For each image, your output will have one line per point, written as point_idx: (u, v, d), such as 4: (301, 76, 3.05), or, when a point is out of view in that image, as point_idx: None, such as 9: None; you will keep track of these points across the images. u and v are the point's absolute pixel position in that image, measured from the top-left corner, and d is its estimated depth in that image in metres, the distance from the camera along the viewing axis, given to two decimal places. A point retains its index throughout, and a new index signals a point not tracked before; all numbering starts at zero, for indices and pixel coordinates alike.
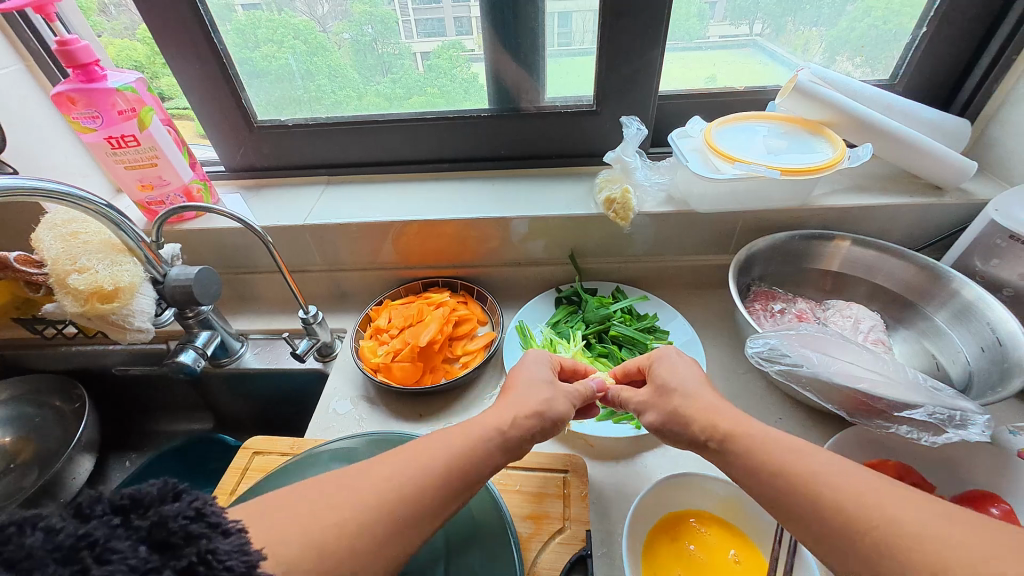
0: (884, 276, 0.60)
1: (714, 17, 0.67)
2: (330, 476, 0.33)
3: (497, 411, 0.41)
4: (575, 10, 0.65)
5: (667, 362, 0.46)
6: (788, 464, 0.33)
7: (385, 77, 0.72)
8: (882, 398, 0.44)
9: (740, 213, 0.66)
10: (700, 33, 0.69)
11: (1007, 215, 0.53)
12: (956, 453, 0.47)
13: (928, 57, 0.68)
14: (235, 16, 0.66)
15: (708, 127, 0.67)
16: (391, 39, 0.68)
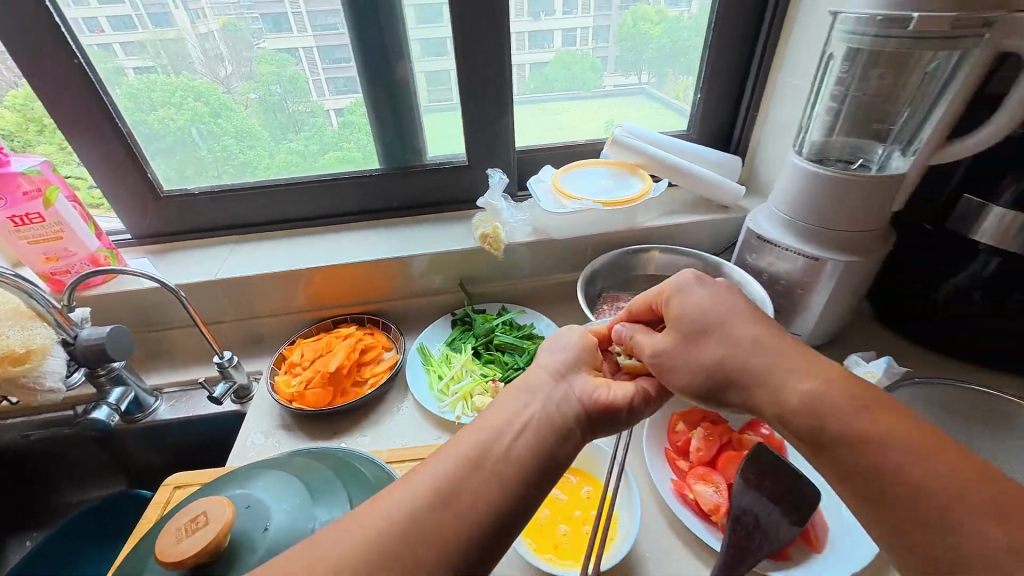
0: (688, 272, 0.79)
1: (607, 70, 0.88)
2: (371, 514, 0.36)
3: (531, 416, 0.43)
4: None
5: (671, 287, 0.50)
6: (854, 463, 0.38)
7: (296, 134, 0.83)
8: None
9: (588, 238, 0.84)
10: (597, 82, 0.90)
11: (755, 223, 0.76)
12: None
13: (706, 113, 0.92)
14: (126, 79, 0.74)
15: (556, 173, 0.86)
16: (302, 97, 0.80)
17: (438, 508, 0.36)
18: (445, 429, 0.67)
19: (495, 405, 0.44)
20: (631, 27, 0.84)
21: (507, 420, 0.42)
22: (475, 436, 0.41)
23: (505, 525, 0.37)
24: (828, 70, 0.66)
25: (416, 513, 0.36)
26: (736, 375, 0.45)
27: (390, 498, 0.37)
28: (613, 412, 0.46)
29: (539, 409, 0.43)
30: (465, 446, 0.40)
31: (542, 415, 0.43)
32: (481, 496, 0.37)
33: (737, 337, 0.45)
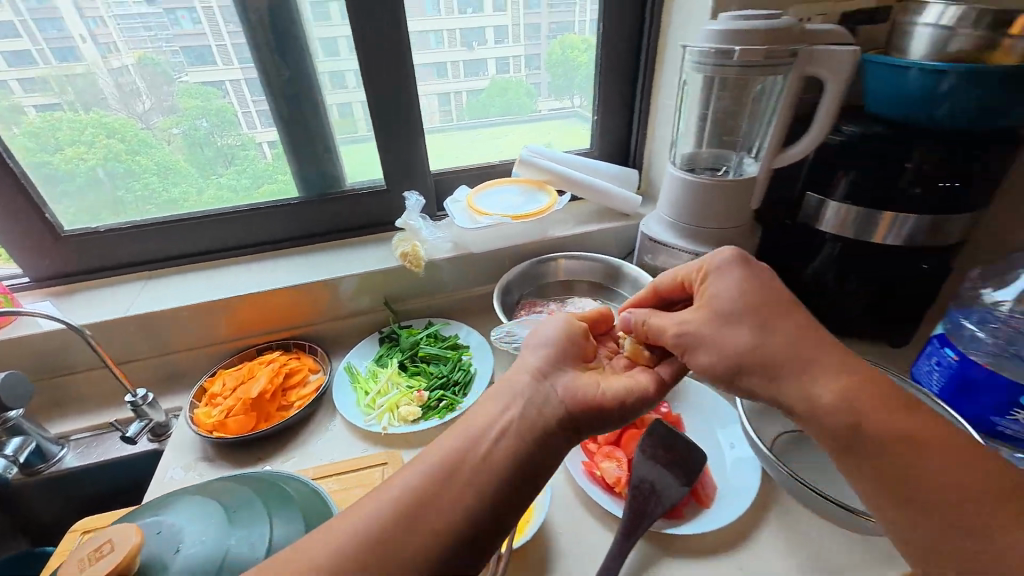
0: (591, 273, 0.87)
1: (541, 94, 0.98)
2: (347, 525, 0.37)
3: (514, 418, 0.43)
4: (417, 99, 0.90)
5: (711, 265, 0.51)
6: (883, 460, 0.40)
7: (226, 167, 0.85)
8: None
9: (504, 250, 0.91)
10: (533, 106, 1.00)
11: (648, 227, 0.85)
12: None
13: (604, 133, 1.02)
14: (26, 118, 0.74)
15: (470, 193, 0.92)
16: (233, 131, 0.83)
17: (408, 519, 0.37)
18: (372, 442, 0.69)
19: (480, 403, 0.45)
20: (560, 55, 0.94)
21: (488, 420, 0.43)
22: (451, 440, 0.42)
23: (480, 530, 0.38)
24: (688, 92, 0.78)
25: (390, 523, 0.37)
26: (761, 364, 0.45)
27: (364, 509, 0.38)
28: (607, 405, 0.47)
29: (522, 405, 0.44)
30: (442, 449, 0.41)
31: (523, 412, 0.44)
32: (453, 503, 0.38)
33: (777, 324, 0.46)
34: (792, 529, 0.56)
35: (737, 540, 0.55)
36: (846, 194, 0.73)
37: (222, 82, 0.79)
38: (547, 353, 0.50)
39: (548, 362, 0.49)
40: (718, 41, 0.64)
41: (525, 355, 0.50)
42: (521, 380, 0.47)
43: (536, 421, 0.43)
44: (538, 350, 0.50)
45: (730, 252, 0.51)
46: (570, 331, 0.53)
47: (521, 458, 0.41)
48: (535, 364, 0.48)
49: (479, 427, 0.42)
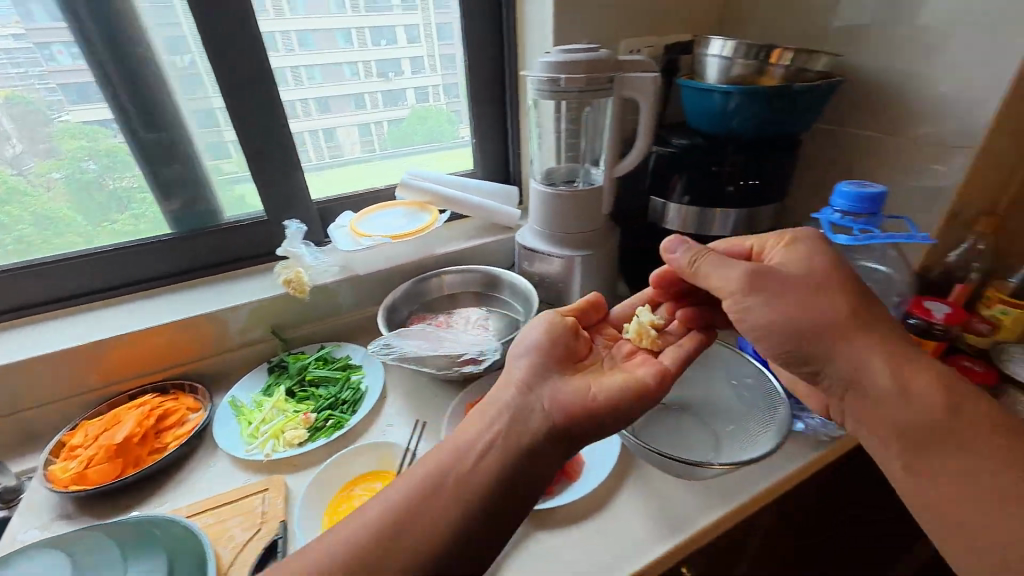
0: (474, 284, 0.93)
1: (460, 123, 1.09)
2: (350, 526, 0.42)
3: (514, 428, 0.49)
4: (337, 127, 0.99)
5: (790, 236, 0.54)
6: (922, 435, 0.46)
7: (121, 212, 0.87)
8: (449, 354, 0.72)
9: (391, 270, 0.94)
10: (453, 133, 1.10)
11: (522, 236, 0.93)
12: None
13: (484, 154, 1.09)
14: None
15: (354, 218, 0.95)
16: (126, 172, 0.85)
17: (409, 520, 0.42)
18: (255, 471, 0.68)
19: (479, 409, 0.52)
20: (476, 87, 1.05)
21: (479, 429, 0.49)
22: (446, 448, 0.48)
23: (475, 527, 0.43)
24: (534, 113, 0.87)
25: (396, 519, 0.42)
26: (817, 335, 0.49)
27: (363, 511, 0.44)
28: (600, 405, 0.52)
29: (509, 411, 0.51)
30: (435, 457, 0.47)
31: (509, 419, 0.50)
32: (446, 504, 0.44)
33: (836, 301, 0.49)
34: (647, 487, 0.64)
35: (601, 504, 0.62)
36: (683, 198, 0.87)
37: (109, 121, 0.82)
38: (538, 357, 0.58)
39: (534, 368, 0.56)
40: (551, 71, 0.73)
41: (514, 363, 0.58)
42: (510, 387, 0.54)
43: (522, 429, 0.49)
44: (529, 354, 0.58)
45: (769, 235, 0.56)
46: (558, 334, 0.61)
47: (506, 466, 0.47)
48: (523, 368, 0.56)
49: (471, 434, 0.49)
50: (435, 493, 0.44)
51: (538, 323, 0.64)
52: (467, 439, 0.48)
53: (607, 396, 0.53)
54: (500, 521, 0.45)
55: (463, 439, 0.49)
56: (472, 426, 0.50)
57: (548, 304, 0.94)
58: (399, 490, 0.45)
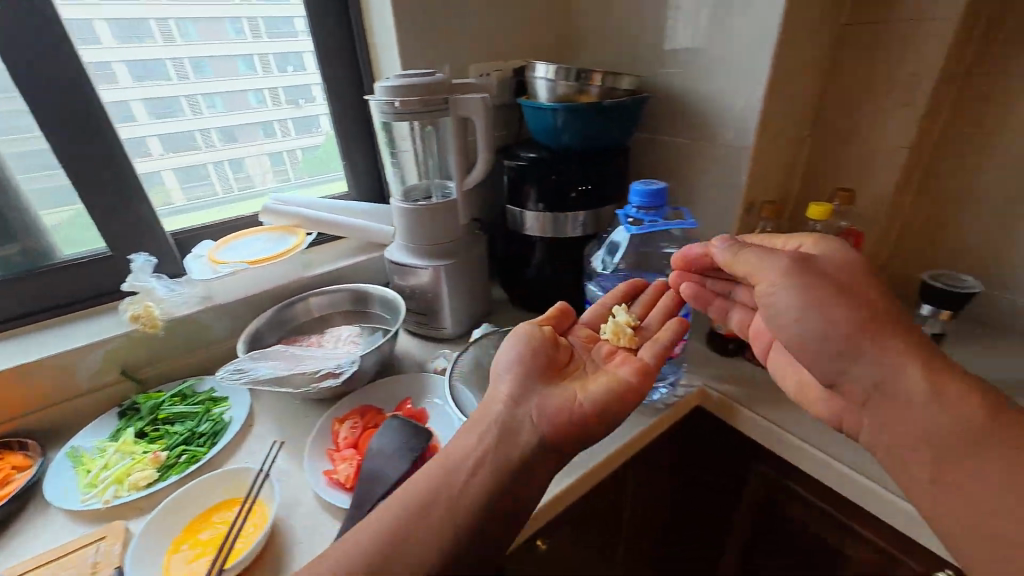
0: (344, 302, 0.94)
1: None
2: (358, 539, 0.49)
3: (501, 440, 0.58)
4: (245, 158, 1.04)
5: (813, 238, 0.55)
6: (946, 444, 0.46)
7: None
8: (302, 374, 0.73)
9: (259, 297, 0.93)
10: None
11: (391, 252, 0.97)
12: (397, 384, 0.84)
13: (357, 176, 1.12)
14: None
15: (212, 248, 0.94)
16: None
17: (409, 529, 0.50)
18: (93, 520, 0.63)
19: (473, 422, 0.61)
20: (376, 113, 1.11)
21: (481, 437, 0.59)
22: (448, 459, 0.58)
23: (471, 524, 0.53)
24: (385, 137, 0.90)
25: (398, 527, 0.50)
26: (851, 340, 0.48)
27: (368, 522, 0.50)
28: (583, 406, 0.61)
29: (504, 419, 0.60)
30: (441, 463, 0.57)
31: (504, 427, 0.60)
32: (441, 507, 0.52)
33: (866, 298, 0.49)
34: None
35: None
36: (538, 206, 0.95)
37: None
38: (523, 370, 0.65)
39: (519, 379, 0.64)
40: (389, 96, 0.78)
41: (500, 378, 0.66)
42: (503, 399, 0.63)
43: (519, 435, 0.59)
44: (511, 365, 0.66)
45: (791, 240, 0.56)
46: (539, 344, 0.68)
47: (511, 469, 0.57)
48: (510, 379, 0.64)
49: (474, 441, 0.59)
50: (435, 501, 0.53)
51: (517, 334, 0.71)
52: (464, 453, 0.57)
53: (591, 396, 0.62)
54: (499, 519, 0.55)
55: (461, 449, 0.58)
56: (463, 441, 0.59)
57: (424, 314, 0.98)
58: (400, 499, 0.53)
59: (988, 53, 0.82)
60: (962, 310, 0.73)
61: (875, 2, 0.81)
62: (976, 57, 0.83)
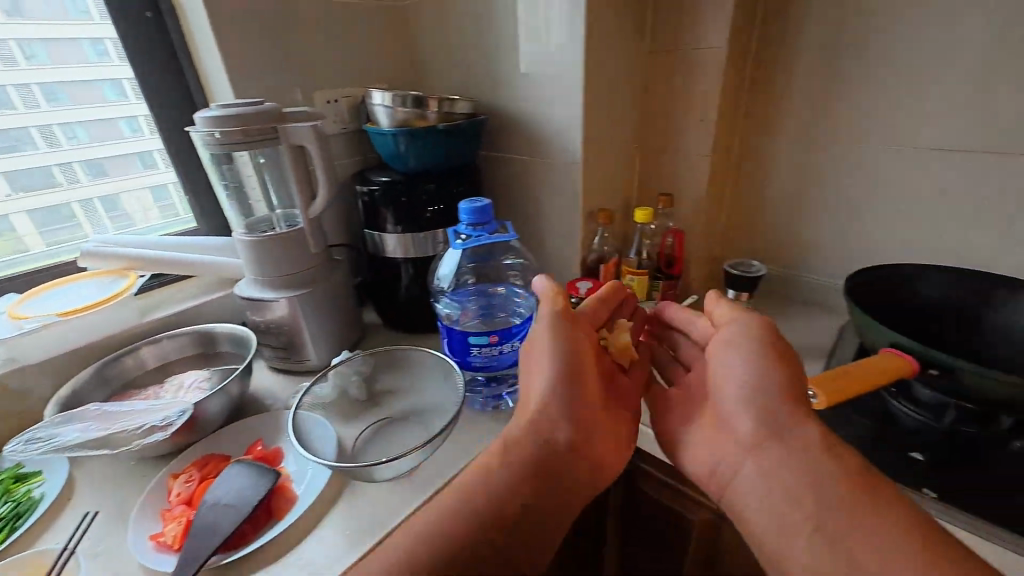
0: (188, 346, 0.89)
1: None
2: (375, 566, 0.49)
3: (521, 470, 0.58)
4: (120, 194, 0.98)
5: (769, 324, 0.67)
6: (827, 488, 0.51)
7: None
8: (117, 434, 0.66)
9: (81, 352, 0.83)
10: None
11: (241, 287, 0.91)
12: (251, 425, 0.79)
13: (203, 210, 1.05)
14: None
15: (15, 302, 0.83)
16: None
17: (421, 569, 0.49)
18: None
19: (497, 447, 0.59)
20: None
21: (525, 466, 0.58)
22: (482, 500, 0.55)
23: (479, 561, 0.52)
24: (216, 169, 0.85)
25: (412, 562, 0.49)
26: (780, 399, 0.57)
27: (374, 559, 0.50)
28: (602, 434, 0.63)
29: (547, 451, 0.59)
30: (479, 500, 0.55)
31: (547, 456, 0.59)
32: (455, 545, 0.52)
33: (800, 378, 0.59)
34: (351, 504, 0.66)
35: (299, 538, 0.62)
36: (397, 227, 0.96)
37: None
38: (563, 394, 0.61)
39: (563, 404, 0.60)
40: (209, 127, 0.75)
41: (534, 394, 0.62)
42: (547, 425, 0.60)
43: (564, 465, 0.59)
44: (547, 382, 0.62)
45: (732, 323, 0.66)
46: (579, 359, 0.63)
47: (552, 503, 0.58)
48: (552, 405, 0.60)
49: (511, 471, 0.58)
50: (450, 531, 0.53)
51: (541, 339, 0.65)
52: (480, 484, 0.57)
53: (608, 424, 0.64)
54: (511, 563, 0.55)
55: (478, 481, 0.57)
56: (475, 473, 0.58)
57: (285, 348, 0.93)
58: (408, 536, 0.52)
59: (764, 86, 1.00)
60: (755, 291, 0.85)
61: (669, 35, 0.94)
62: (756, 89, 1.01)
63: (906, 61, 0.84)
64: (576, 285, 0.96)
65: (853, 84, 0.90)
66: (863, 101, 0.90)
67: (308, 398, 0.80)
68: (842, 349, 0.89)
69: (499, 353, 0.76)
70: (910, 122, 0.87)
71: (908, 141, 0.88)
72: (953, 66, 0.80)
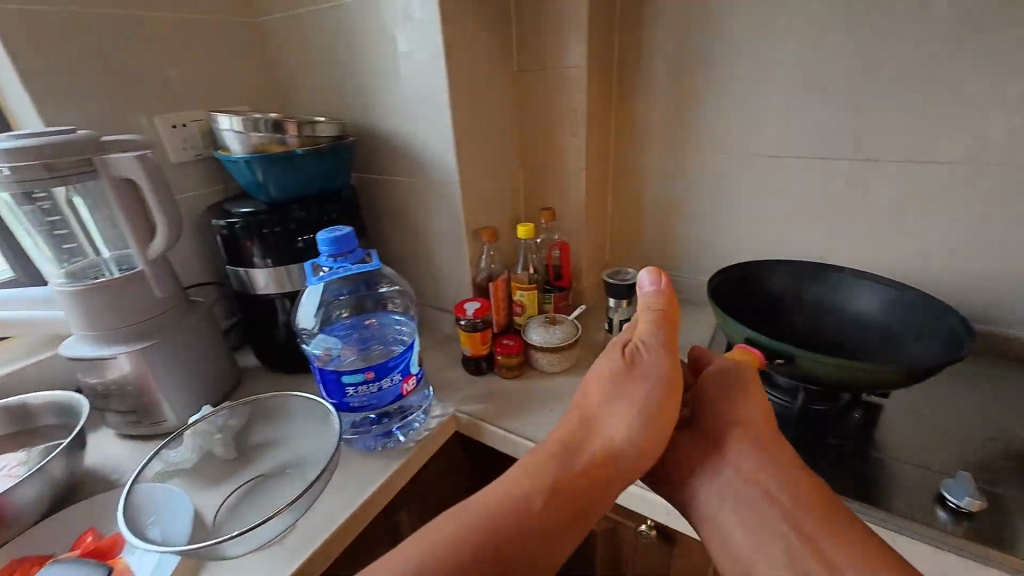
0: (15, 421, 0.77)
1: None
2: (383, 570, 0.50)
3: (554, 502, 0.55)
4: None
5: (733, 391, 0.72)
6: (808, 502, 0.55)
7: None
8: None
9: None
10: None
11: (66, 346, 0.78)
12: (81, 509, 0.67)
13: (22, 256, 0.89)
14: None
15: None
16: None
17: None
18: None
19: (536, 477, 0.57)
20: None
21: (571, 499, 0.56)
22: (515, 525, 0.53)
23: None
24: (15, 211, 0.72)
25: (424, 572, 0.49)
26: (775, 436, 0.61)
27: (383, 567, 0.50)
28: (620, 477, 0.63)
29: (598, 492, 0.57)
30: (524, 529, 0.53)
31: (596, 496, 0.57)
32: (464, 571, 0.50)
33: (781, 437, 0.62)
34: None
35: None
36: (265, 260, 0.88)
37: None
38: (640, 442, 0.59)
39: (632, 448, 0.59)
40: None
41: (608, 425, 0.61)
42: (612, 461, 0.59)
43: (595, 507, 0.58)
44: (628, 420, 0.60)
45: (728, 364, 0.68)
46: (667, 408, 0.61)
47: (566, 545, 0.55)
48: (622, 449, 0.59)
49: (554, 502, 0.55)
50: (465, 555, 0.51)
51: (648, 375, 0.63)
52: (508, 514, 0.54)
53: None
54: None
55: (506, 508, 0.55)
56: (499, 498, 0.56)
57: (134, 411, 0.80)
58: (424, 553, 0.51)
59: (628, 103, 1.07)
60: (633, 297, 0.88)
61: (534, 56, 0.97)
62: (622, 106, 1.08)
63: (739, 80, 0.94)
64: (463, 307, 0.91)
65: (702, 99, 0.99)
66: (711, 114, 0.99)
67: (157, 468, 0.70)
68: (717, 344, 0.96)
69: (377, 390, 0.71)
70: (750, 133, 0.97)
71: (751, 149, 0.98)
72: (777, 83, 0.91)
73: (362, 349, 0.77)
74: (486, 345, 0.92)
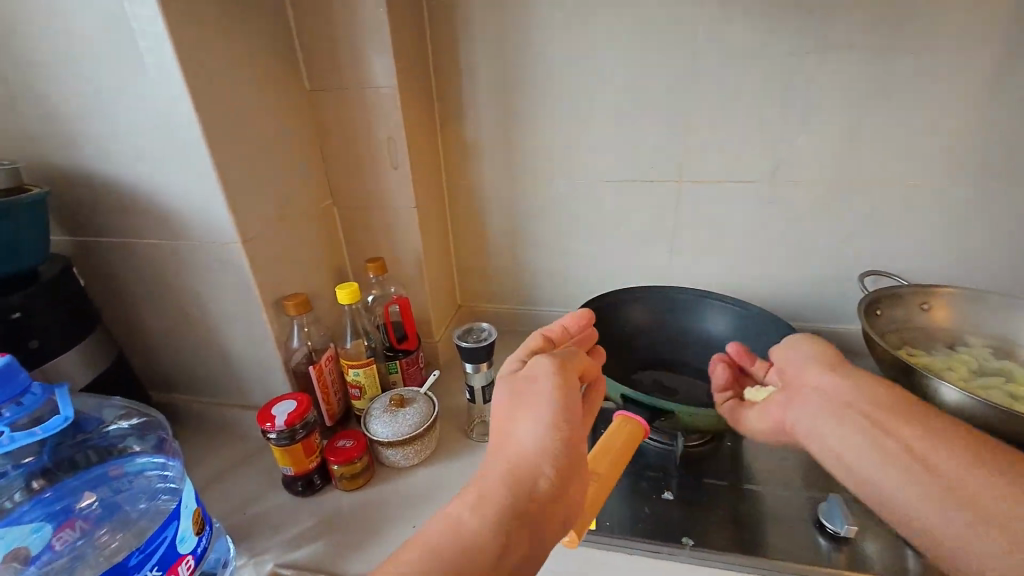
0: None
1: None
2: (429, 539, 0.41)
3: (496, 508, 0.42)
4: None
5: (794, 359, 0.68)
6: (909, 418, 0.53)
7: None
8: None
9: None
10: None
11: None
12: None
13: None
14: None
15: None
16: None
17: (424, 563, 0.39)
18: None
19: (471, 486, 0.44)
20: None
21: (504, 502, 0.42)
22: (453, 545, 0.40)
23: None
24: None
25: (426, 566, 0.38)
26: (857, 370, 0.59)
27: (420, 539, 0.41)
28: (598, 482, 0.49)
29: (541, 495, 0.43)
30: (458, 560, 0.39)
31: (534, 497, 0.43)
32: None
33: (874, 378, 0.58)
34: None
35: None
36: None
37: None
38: (561, 431, 0.45)
39: (544, 426, 0.45)
40: None
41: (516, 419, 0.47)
42: (533, 460, 0.44)
43: (547, 511, 0.44)
44: (542, 414, 0.46)
45: (800, 332, 0.66)
46: (570, 380, 0.48)
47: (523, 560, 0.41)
48: (549, 439, 0.45)
49: (490, 512, 0.42)
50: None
51: (539, 361, 0.50)
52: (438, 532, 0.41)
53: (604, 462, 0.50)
54: None
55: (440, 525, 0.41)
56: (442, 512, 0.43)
57: None
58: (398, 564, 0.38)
59: (455, 128, 0.94)
60: (493, 358, 0.74)
61: (329, 72, 0.77)
62: (449, 131, 0.95)
63: (566, 103, 0.89)
64: (270, 412, 0.65)
65: (535, 123, 0.92)
66: (546, 137, 0.92)
67: None
68: None
69: None
70: (586, 158, 0.93)
71: (589, 174, 0.94)
72: (604, 108, 0.88)
73: (99, 516, 0.51)
74: (315, 458, 0.69)
